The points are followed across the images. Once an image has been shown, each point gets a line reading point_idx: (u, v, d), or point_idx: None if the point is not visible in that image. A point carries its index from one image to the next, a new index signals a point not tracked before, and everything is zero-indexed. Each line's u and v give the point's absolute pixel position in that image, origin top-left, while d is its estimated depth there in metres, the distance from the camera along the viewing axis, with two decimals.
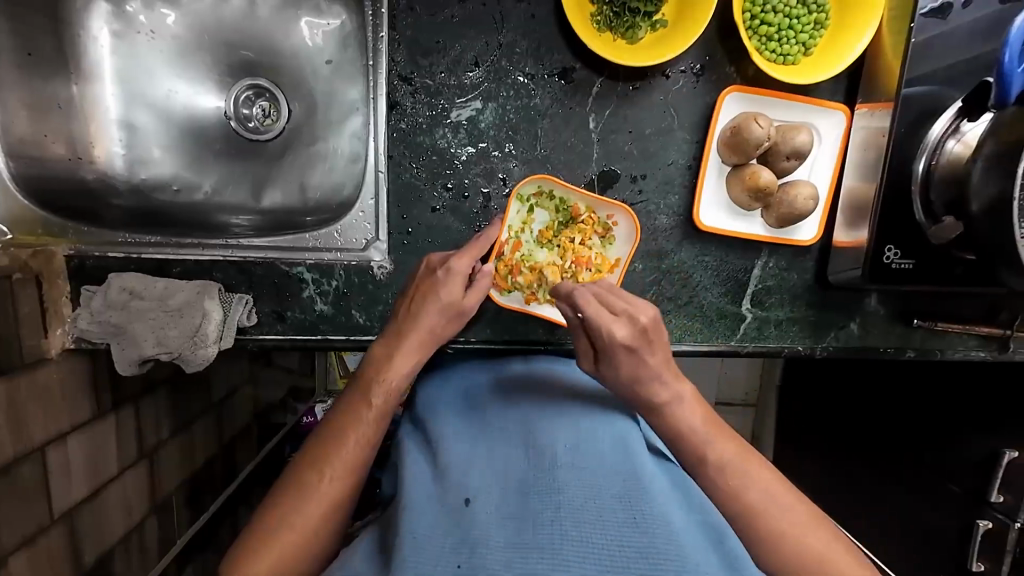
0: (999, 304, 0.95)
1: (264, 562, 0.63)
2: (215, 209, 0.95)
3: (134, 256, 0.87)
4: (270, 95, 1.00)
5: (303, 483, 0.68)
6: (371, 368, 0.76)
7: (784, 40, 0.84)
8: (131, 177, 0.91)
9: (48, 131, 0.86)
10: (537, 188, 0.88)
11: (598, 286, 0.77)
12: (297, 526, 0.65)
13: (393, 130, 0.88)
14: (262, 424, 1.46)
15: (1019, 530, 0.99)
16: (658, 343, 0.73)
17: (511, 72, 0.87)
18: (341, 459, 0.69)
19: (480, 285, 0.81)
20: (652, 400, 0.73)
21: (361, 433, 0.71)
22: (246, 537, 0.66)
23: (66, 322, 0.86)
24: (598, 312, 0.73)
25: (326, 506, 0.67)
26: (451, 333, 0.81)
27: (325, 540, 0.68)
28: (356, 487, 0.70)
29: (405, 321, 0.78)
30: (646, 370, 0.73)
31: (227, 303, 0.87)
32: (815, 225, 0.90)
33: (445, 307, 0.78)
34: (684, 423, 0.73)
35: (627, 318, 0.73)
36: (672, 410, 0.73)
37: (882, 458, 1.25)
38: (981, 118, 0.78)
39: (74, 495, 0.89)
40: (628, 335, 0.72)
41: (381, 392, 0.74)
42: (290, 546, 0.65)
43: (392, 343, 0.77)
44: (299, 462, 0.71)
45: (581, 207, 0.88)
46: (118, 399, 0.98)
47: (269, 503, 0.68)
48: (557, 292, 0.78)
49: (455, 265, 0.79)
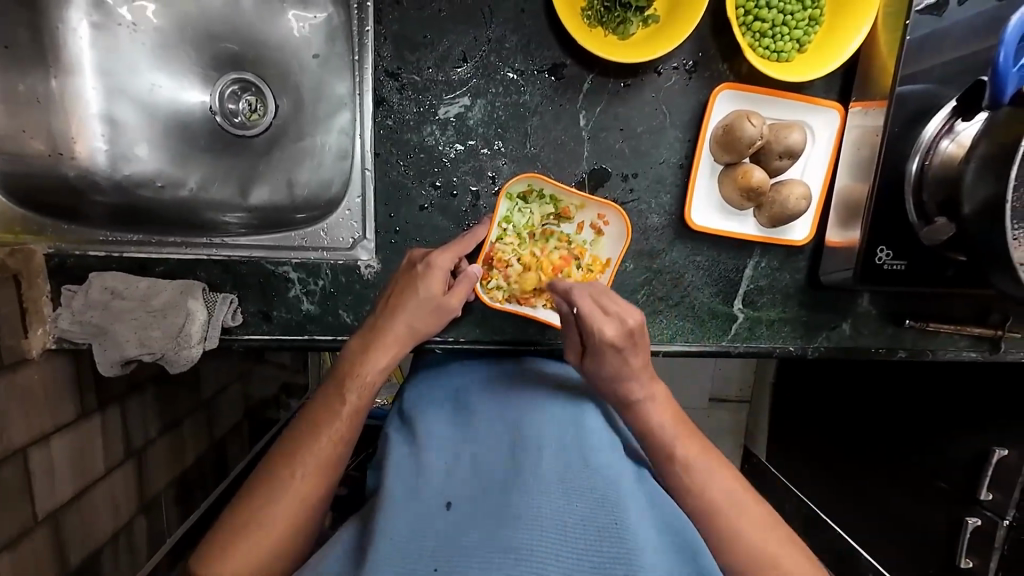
0: (991, 304, 0.95)
1: (235, 561, 0.63)
2: (200, 206, 0.93)
3: (116, 255, 0.86)
4: (256, 89, 0.99)
5: (273, 480, 0.67)
6: (347, 363, 0.74)
7: (778, 36, 0.83)
8: (113, 172, 0.89)
9: (26, 126, 0.84)
10: (527, 186, 0.85)
11: (591, 286, 0.74)
12: (267, 524, 0.65)
13: (379, 126, 0.86)
14: (254, 421, 1.45)
15: (1007, 528, 1.01)
16: (643, 345, 0.71)
17: (500, 68, 0.85)
18: (313, 456, 0.68)
19: (465, 280, 0.79)
20: (627, 396, 0.72)
21: (336, 430, 0.70)
22: (221, 542, 0.64)
23: (47, 322, 0.84)
24: (589, 311, 0.71)
25: (297, 504, 0.66)
26: (434, 329, 0.79)
27: (298, 539, 0.67)
28: (328, 484, 0.69)
29: (386, 316, 0.76)
30: (627, 368, 0.71)
31: (211, 303, 0.85)
32: (808, 224, 0.89)
33: (424, 304, 0.77)
34: (654, 421, 0.71)
35: (616, 319, 0.70)
36: (640, 408, 0.72)
37: (873, 456, 1.25)
38: (976, 119, 0.78)
39: (58, 496, 0.87)
40: (615, 334, 0.69)
41: (355, 388, 0.73)
42: (261, 547, 0.64)
43: (370, 338, 0.75)
44: (271, 460, 0.69)
45: (571, 205, 0.87)
46: (103, 399, 0.97)
47: (239, 501, 0.67)
48: (552, 288, 0.76)
49: (436, 260, 0.77)
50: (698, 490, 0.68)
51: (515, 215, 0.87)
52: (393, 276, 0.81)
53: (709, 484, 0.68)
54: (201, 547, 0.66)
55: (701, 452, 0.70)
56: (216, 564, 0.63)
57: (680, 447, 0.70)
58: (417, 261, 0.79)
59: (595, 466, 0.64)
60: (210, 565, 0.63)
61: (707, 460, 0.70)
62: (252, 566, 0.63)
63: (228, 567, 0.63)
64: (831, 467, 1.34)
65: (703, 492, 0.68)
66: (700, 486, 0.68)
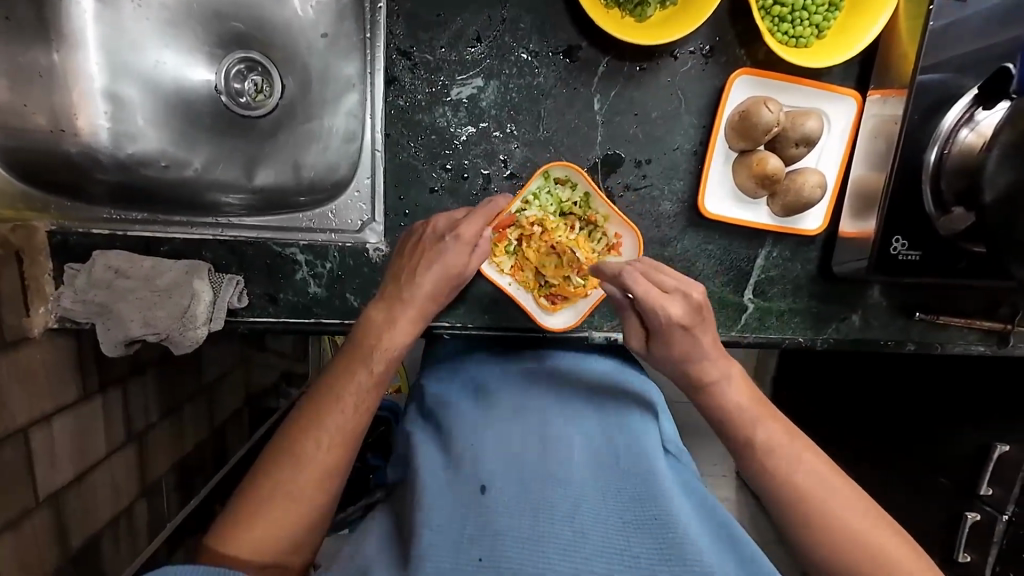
0: (1001, 298, 0.94)
1: (261, 529, 0.62)
2: (205, 186, 0.91)
3: (119, 234, 0.85)
4: (263, 69, 0.97)
5: (295, 450, 0.65)
6: (369, 333, 0.72)
7: (798, 21, 0.82)
8: (116, 150, 0.87)
9: (28, 102, 0.82)
10: (566, 176, 0.85)
11: (641, 262, 0.72)
12: (293, 495, 0.63)
13: (390, 106, 0.85)
14: (255, 408, 1.44)
15: (1006, 523, 1.02)
16: (709, 322, 0.71)
17: (514, 49, 0.84)
18: (337, 424, 0.67)
19: (480, 255, 0.78)
20: (702, 379, 0.71)
21: (359, 399, 0.69)
22: (239, 512, 0.63)
23: (49, 301, 0.83)
24: (650, 293, 0.69)
25: (321, 476, 0.65)
26: (449, 299, 0.78)
27: (323, 510, 0.66)
28: (352, 454, 0.68)
29: (409, 285, 0.74)
30: (698, 348, 0.70)
31: (217, 284, 0.84)
32: (821, 214, 0.88)
33: (447, 275, 0.75)
34: (735, 403, 0.70)
35: (680, 296, 0.69)
36: (718, 388, 0.71)
37: (874, 451, 1.25)
38: (998, 107, 0.77)
39: (59, 478, 0.86)
40: (682, 313, 0.69)
41: (381, 359, 0.71)
42: (288, 515, 0.63)
43: (394, 308, 0.73)
44: (290, 428, 0.67)
45: (599, 215, 0.85)
46: (105, 381, 0.95)
47: (260, 472, 0.65)
48: (601, 272, 0.74)
49: (465, 231, 0.75)
50: (785, 477, 0.65)
51: (542, 195, 0.85)
52: (410, 236, 0.79)
53: (788, 464, 0.66)
54: (222, 517, 0.64)
55: (786, 433, 0.68)
56: (244, 533, 0.62)
57: (761, 430, 0.68)
58: (445, 234, 0.75)
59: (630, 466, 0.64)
60: (235, 534, 0.62)
61: (789, 439, 0.68)
62: (278, 535, 0.62)
63: (252, 537, 0.62)
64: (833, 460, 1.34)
65: (783, 469, 0.66)
66: (769, 455, 0.67)
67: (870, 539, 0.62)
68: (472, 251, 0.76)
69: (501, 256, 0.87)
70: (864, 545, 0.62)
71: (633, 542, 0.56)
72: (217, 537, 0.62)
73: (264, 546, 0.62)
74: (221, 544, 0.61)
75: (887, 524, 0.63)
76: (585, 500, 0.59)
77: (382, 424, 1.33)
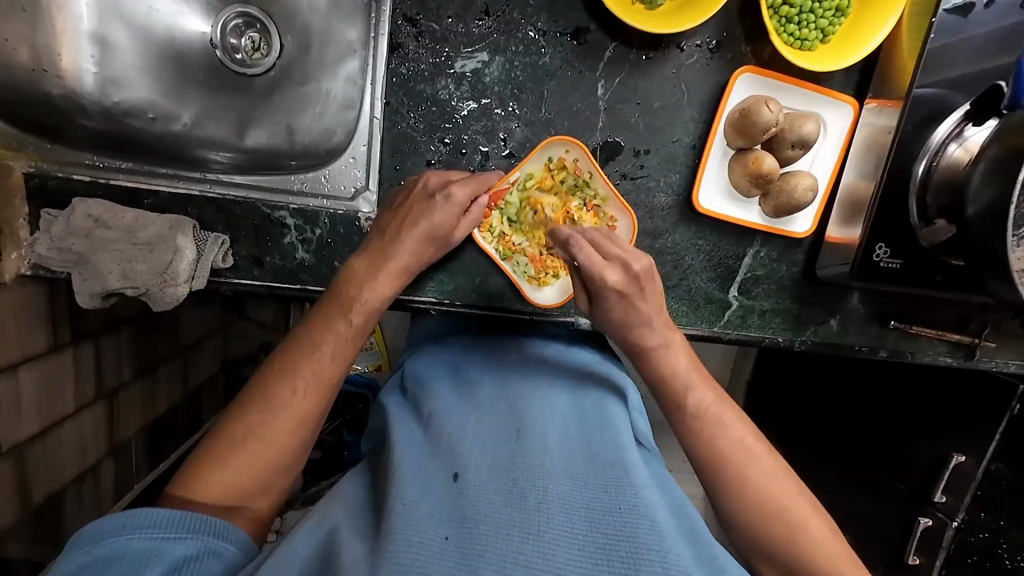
0: (970, 314, 0.98)
1: (234, 472, 0.61)
2: (192, 141, 0.89)
3: (101, 182, 0.82)
4: (261, 26, 0.94)
5: (271, 395, 0.64)
6: (350, 285, 0.71)
7: (804, 23, 0.83)
8: (101, 98, 0.83)
9: (8, 35, 0.76)
10: (566, 153, 0.86)
11: (597, 232, 0.70)
12: (266, 438, 0.62)
13: (392, 74, 0.84)
14: (230, 376, 1.41)
15: (955, 529, 1.08)
16: (650, 292, 0.69)
17: (522, 26, 0.83)
18: (314, 373, 0.66)
19: (467, 222, 0.80)
20: (642, 344, 0.71)
21: (338, 348, 0.68)
22: (208, 448, 0.62)
23: (22, 247, 0.79)
24: (590, 259, 0.68)
25: (296, 422, 0.64)
26: (430, 260, 0.78)
27: (296, 459, 0.65)
28: (327, 403, 0.67)
29: (394, 241, 0.74)
30: (635, 314, 0.69)
31: (201, 242, 0.82)
32: (810, 218, 0.90)
33: (431, 234, 0.75)
34: (670, 367, 0.71)
35: (618, 264, 0.67)
36: (656, 355, 0.71)
37: (839, 454, 1.29)
38: (986, 124, 0.80)
39: (26, 431, 0.84)
40: (619, 281, 0.67)
41: (361, 312, 0.70)
42: (259, 461, 0.62)
43: (376, 261, 0.72)
44: (266, 373, 0.66)
45: (598, 197, 0.87)
46: (78, 333, 0.93)
47: (234, 413, 0.64)
48: (553, 236, 0.70)
49: (455, 194, 0.76)
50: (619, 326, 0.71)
51: (541, 171, 0.87)
52: (396, 198, 0.78)
53: (720, 433, 0.68)
54: (192, 458, 0.63)
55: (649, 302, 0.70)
56: (216, 472, 0.61)
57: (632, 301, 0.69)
58: (434, 195, 0.76)
59: (599, 456, 0.63)
60: (206, 473, 0.61)
61: (724, 413, 0.69)
62: (247, 475, 0.61)
63: (223, 478, 0.61)
64: (799, 462, 1.39)
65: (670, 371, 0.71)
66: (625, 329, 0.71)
67: (789, 509, 0.65)
68: (459, 214, 0.77)
69: (495, 229, 0.87)
70: (776, 514, 0.64)
71: (599, 528, 0.54)
72: (186, 476, 0.61)
73: (232, 490, 0.61)
74: (193, 487, 0.60)
75: (820, 513, 0.66)
76: (554, 486, 0.57)
77: (359, 401, 1.33)
